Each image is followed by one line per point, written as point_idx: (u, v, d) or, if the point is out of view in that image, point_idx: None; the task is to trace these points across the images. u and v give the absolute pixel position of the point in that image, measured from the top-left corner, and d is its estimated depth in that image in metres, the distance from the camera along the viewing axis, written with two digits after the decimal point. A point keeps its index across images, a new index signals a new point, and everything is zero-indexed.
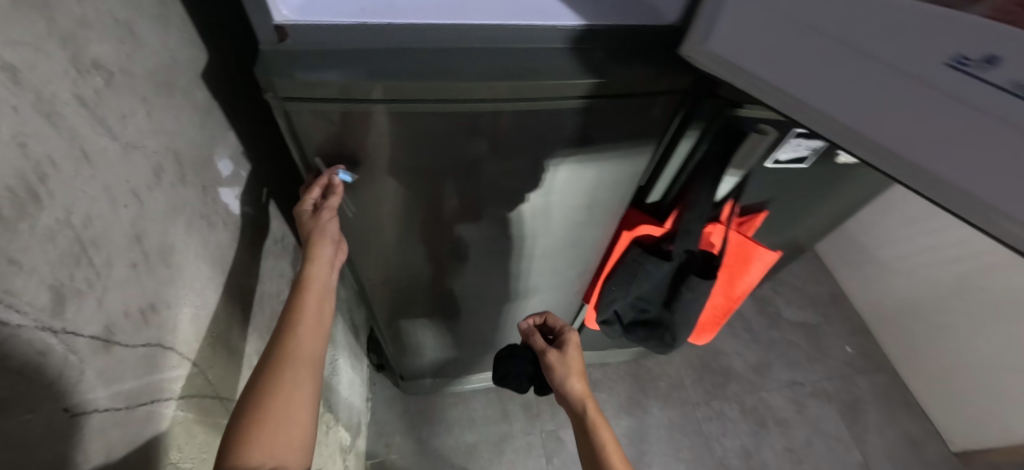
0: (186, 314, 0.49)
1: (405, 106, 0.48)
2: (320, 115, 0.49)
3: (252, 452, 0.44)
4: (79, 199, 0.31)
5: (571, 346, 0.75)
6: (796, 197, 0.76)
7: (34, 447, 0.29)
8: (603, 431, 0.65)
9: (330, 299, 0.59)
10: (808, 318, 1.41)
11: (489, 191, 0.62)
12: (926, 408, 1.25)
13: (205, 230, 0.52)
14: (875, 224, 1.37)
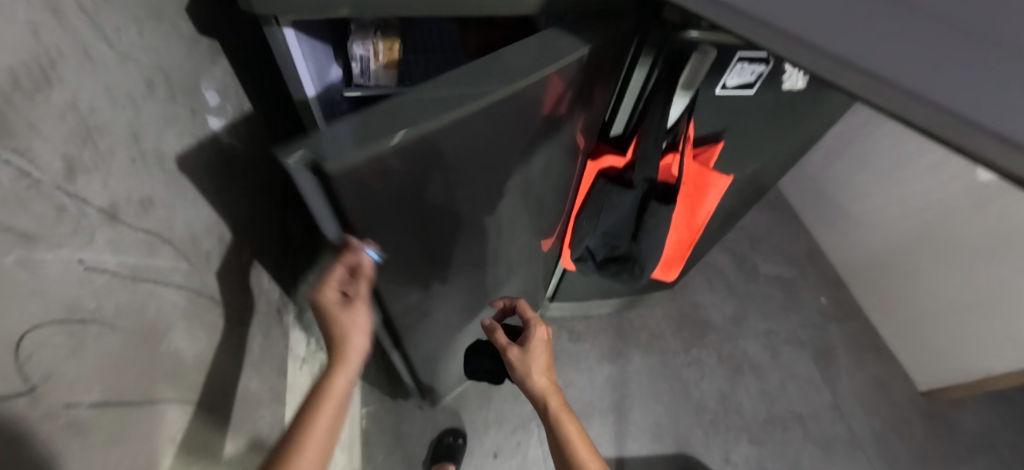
0: (183, 204, 0.48)
1: (453, 117, 0.37)
2: (367, 166, 0.35)
3: None
4: (84, 90, 0.35)
5: (536, 341, 0.73)
6: (750, 126, 0.72)
7: (58, 289, 0.31)
8: (569, 429, 0.67)
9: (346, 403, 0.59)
10: (783, 271, 1.48)
11: (485, 192, 0.54)
12: (896, 352, 1.35)
13: (195, 149, 0.52)
14: (846, 179, 1.42)
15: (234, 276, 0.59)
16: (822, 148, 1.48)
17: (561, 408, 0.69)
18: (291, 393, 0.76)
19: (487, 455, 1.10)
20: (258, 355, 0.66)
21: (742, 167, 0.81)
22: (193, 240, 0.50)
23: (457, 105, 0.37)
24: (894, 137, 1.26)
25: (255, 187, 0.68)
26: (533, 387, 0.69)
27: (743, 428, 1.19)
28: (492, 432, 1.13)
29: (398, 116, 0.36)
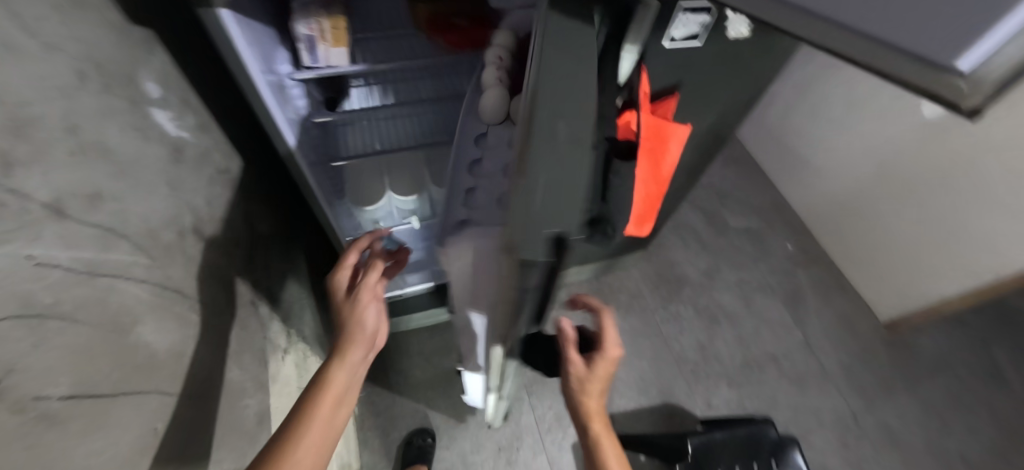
0: (138, 198, 0.48)
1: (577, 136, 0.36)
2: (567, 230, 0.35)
3: None
4: (7, 82, 0.33)
5: (601, 364, 0.63)
6: (702, 78, 0.75)
7: (10, 284, 0.31)
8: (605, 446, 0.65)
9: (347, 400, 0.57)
10: (750, 222, 1.54)
11: None
12: (859, 289, 1.44)
13: (141, 142, 0.51)
14: (803, 129, 1.48)
15: (206, 269, 0.59)
16: (779, 101, 1.53)
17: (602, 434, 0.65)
18: (276, 386, 0.76)
19: (480, 426, 1.11)
20: (239, 348, 0.66)
21: (700, 116, 0.84)
22: (152, 234, 0.49)
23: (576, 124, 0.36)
24: (844, 84, 1.32)
25: (216, 180, 0.67)
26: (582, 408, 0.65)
27: (722, 374, 1.26)
28: None
29: (555, 178, 0.34)
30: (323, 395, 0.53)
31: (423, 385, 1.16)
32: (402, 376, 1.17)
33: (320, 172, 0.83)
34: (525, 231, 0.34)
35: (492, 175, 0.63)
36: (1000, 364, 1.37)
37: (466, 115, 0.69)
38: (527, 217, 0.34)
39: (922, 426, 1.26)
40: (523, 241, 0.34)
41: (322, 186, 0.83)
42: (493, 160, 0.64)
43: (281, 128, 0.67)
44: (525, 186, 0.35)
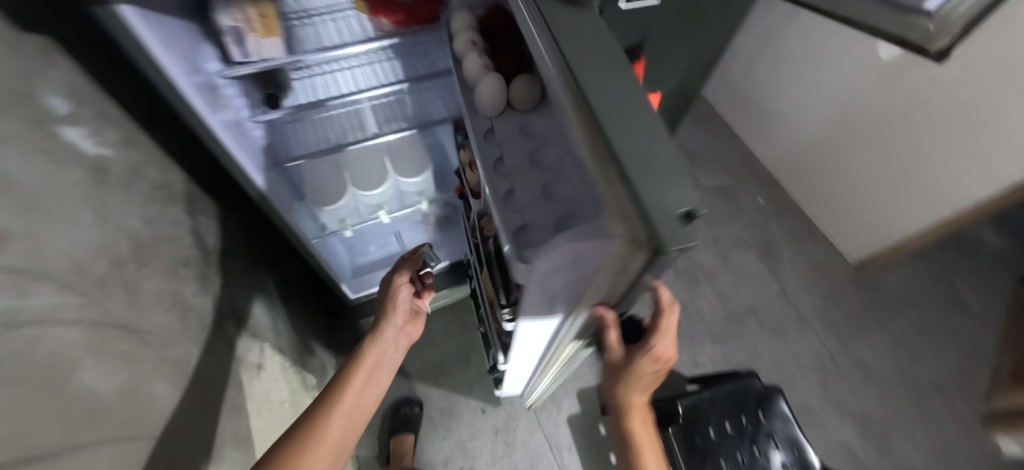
0: (59, 231, 0.41)
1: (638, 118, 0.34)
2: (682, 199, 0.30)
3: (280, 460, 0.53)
4: None
5: (645, 359, 0.55)
6: (664, 36, 0.71)
7: None
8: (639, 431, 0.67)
9: (378, 376, 0.71)
10: (721, 180, 1.56)
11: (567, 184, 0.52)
12: (828, 235, 1.49)
13: (55, 165, 0.43)
14: (767, 81, 1.48)
15: (161, 297, 0.54)
16: (744, 55, 1.53)
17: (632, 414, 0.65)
18: (257, 405, 0.73)
19: (475, 412, 1.12)
20: (212, 374, 0.62)
21: (665, 76, 0.82)
22: (78, 268, 0.42)
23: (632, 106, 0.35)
24: (805, 33, 1.31)
25: (157, 199, 0.60)
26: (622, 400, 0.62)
27: (705, 331, 1.29)
28: (477, 389, 1.15)
29: (638, 148, 0.32)
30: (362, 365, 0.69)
31: (414, 380, 1.15)
32: None
33: (274, 175, 0.77)
34: (636, 208, 0.30)
35: (525, 171, 0.54)
36: (961, 292, 1.46)
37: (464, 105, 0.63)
38: (628, 197, 0.31)
39: (892, 357, 1.34)
40: (636, 218, 0.30)
41: (276, 189, 0.77)
42: (516, 157, 0.56)
43: (218, 134, 0.60)
44: (608, 165, 0.33)
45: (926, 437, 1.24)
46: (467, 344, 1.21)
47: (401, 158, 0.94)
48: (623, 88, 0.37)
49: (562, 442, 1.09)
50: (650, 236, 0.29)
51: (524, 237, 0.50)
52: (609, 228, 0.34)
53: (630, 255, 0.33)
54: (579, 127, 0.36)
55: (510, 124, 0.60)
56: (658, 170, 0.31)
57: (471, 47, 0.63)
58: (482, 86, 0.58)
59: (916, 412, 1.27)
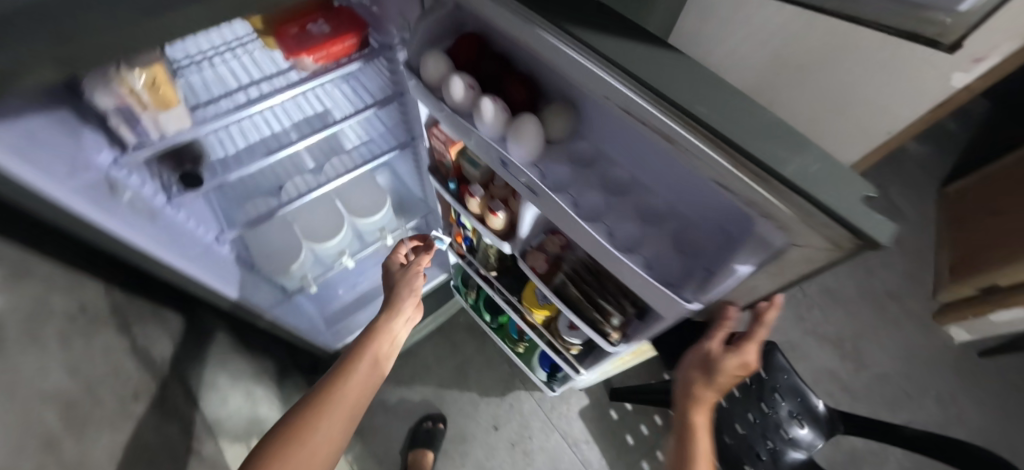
0: None
1: (764, 114, 0.29)
2: (855, 180, 0.26)
3: (282, 450, 0.54)
4: None
5: (733, 358, 0.51)
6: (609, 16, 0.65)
7: None
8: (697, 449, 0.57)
9: (384, 357, 0.71)
10: None
11: (655, 184, 0.48)
12: None
13: None
14: None
15: (120, 447, 0.45)
16: None
17: (700, 423, 0.56)
18: None
19: (488, 430, 1.10)
20: None
21: None
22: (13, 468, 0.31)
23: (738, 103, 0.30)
24: None
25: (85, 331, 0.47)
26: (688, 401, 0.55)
27: None
28: (484, 406, 1.13)
29: (796, 157, 0.27)
30: (371, 343, 0.69)
31: (418, 413, 1.11)
32: (388, 412, 1.11)
33: (204, 257, 0.65)
34: (825, 224, 0.26)
35: (609, 206, 0.49)
36: (896, 201, 1.59)
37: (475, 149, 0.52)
38: (806, 212, 0.26)
39: (853, 277, 1.46)
40: (827, 229, 0.26)
41: (212, 273, 0.66)
42: (585, 196, 0.49)
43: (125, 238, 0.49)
44: (772, 186, 0.27)
45: (891, 343, 1.37)
46: (463, 362, 1.18)
47: (354, 197, 0.88)
48: (726, 92, 0.31)
49: (578, 436, 1.11)
50: (853, 234, 0.25)
51: (660, 274, 0.45)
52: (788, 236, 0.31)
53: (825, 259, 0.29)
54: (706, 151, 0.29)
55: (554, 162, 0.51)
56: (825, 173, 0.26)
57: (472, 95, 0.48)
58: (521, 124, 0.46)
59: (879, 322, 1.40)
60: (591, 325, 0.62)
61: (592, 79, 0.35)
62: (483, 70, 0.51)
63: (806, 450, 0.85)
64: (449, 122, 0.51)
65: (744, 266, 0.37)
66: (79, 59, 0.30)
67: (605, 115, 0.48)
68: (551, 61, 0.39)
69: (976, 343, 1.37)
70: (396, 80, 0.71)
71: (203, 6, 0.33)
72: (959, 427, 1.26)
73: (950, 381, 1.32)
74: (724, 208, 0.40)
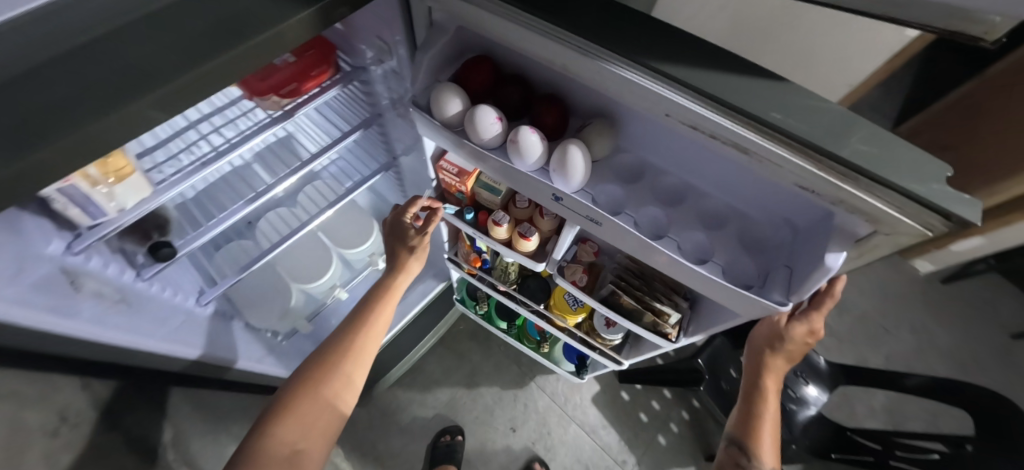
0: None
1: (847, 124, 0.32)
2: (935, 169, 0.30)
3: (278, 427, 0.56)
4: None
5: (800, 326, 0.53)
6: None
7: None
8: (768, 414, 0.60)
9: (379, 324, 0.67)
10: None
11: (704, 187, 0.49)
12: None
13: None
14: None
15: None
16: None
17: (770, 387, 0.60)
18: None
19: (507, 432, 1.11)
20: None
21: None
22: None
23: (812, 119, 0.31)
24: None
25: None
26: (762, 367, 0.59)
27: None
28: (498, 409, 1.13)
29: (876, 151, 0.31)
30: (378, 301, 0.67)
31: (434, 429, 1.10)
32: (403, 432, 1.09)
33: (186, 326, 0.64)
34: (917, 211, 0.30)
35: (671, 216, 0.49)
36: None
37: (508, 177, 0.49)
38: (893, 202, 0.31)
39: None
40: (917, 216, 0.30)
41: (193, 337, 0.64)
42: (645, 213, 0.48)
43: (101, 335, 0.46)
44: (859, 182, 0.31)
45: (867, 283, 1.46)
46: (471, 370, 1.17)
47: (336, 228, 0.87)
48: (799, 94, 0.33)
49: (595, 424, 1.14)
50: (944, 216, 0.29)
51: (738, 277, 0.45)
52: (872, 225, 0.34)
53: (909, 243, 0.33)
54: (786, 156, 0.33)
55: (603, 184, 0.49)
56: (914, 171, 0.30)
57: (501, 131, 0.45)
58: (567, 153, 0.43)
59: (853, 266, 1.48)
60: (649, 329, 0.61)
61: (655, 99, 0.36)
62: (508, 101, 0.47)
63: (813, 405, 0.96)
64: (473, 156, 0.49)
65: (839, 253, 0.36)
66: (33, 173, 0.27)
67: (650, 126, 0.47)
68: (603, 83, 0.39)
69: (940, 272, 1.48)
70: (373, 102, 0.69)
71: (167, 92, 0.30)
72: (933, 352, 1.37)
73: (921, 311, 1.43)
74: (796, 207, 0.42)
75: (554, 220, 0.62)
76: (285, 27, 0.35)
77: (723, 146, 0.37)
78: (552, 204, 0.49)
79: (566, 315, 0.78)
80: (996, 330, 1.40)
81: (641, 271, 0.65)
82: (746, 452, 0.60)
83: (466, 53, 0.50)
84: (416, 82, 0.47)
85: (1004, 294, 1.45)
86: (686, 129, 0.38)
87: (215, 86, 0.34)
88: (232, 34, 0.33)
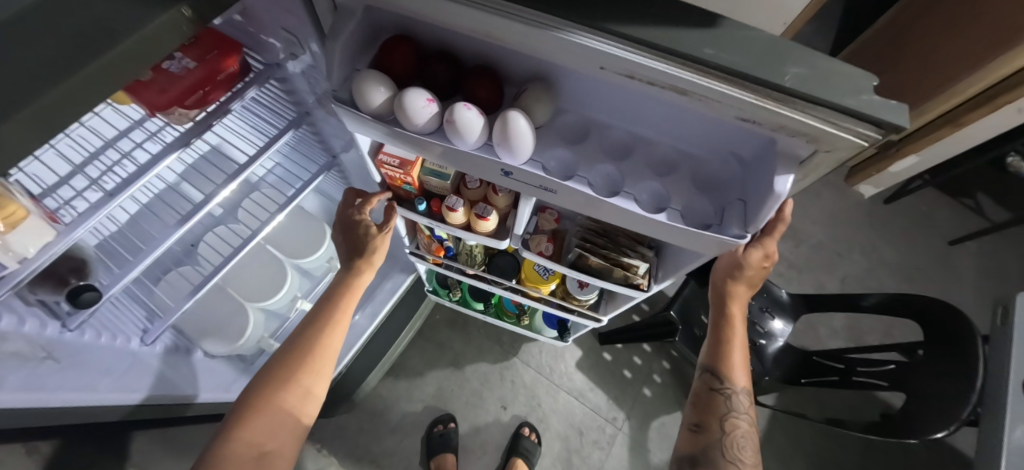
0: None
1: (777, 49, 0.31)
2: (861, 80, 0.31)
3: (240, 435, 0.53)
4: None
5: (756, 252, 0.55)
6: None
7: None
8: (738, 336, 0.63)
9: (341, 327, 0.65)
10: None
11: (649, 138, 0.48)
12: None
13: None
14: None
15: None
16: None
17: (736, 313, 0.63)
18: None
19: (498, 409, 1.13)
20: None
21: None
22: None
23: (743, 50, 0.31)
24: None
25: None
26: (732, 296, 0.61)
27: None
28: (487, 390, 1.15)
29: (806, 72, 0.30)
30: (341, 300, 0.64)
31: (427, 420, 1.10)
32: (395, 430, 1.09)
33: (133, 370, 0.62)
34: (851, 124, 0.31)
35: (625, 168, 0.47)
36: None
37: (447, 156, 0.45)
38: (829, 117, 0.31)
39: None
40: (855, 127, 0.31)
41: (138, 380, 0.62)
42: (598, 172, 0.45)
43: (33, 399, 0.46)
44: (794, 105, 0.31)
45: (817, 213, 1.54)
46: (455, 357, 1.17)
47: (286, 240, 0.83)
48: (730, 27, 0.32)
49: (582, 388, 1.17)
50: (878, 125, 0.30)
51: (696, 219, 0.44)
52: (812, 146, 0.35)
53: (847, 155, 0.34)
54: (725, 91, 0.32)
55: (551, 149, 0.47)
56: (847, 87, 0.30)
57: (435, 114, 0.42)
58: (508, 122, 0.40)
59: (804, 200, 1.55)
60: (621, 283, 0.61)
61: (585, 53, 0.34)
62: (435, 80, 0.43)
63: (779, 337, 1.03)
64: (408, 143, 0.45)
65: (786, 175, 0.36)
66: None
67: (587, 81, 0.43)
68: (531, 44, 0.36)
69: (882, 194, 1.57)
70: (297, 99, 0.63)
71: (41, 108, 0.25)
72: (881, 267, 1.48)
73: (868, 232, 1.52)
74: (737, 139, 0.42)
75: (509, 195, 0.60)
76: (184, 12, 0.29)
77: (661, 92, 0.36)
78: (503, 180, 0.47)
79: (537, 286, 0.78)
80: (935, 240, 1.51)
81: (605, 227, 0.64)
82: (718, 376, 0.62)
83: (381, 33, 0.45)
84: (332, 75, 0.42)
85: (940, 205, 1.56)
86: (622, 80, 0.37)
87: (104, 93, 0.28)
88: (116, 26, 0.27)
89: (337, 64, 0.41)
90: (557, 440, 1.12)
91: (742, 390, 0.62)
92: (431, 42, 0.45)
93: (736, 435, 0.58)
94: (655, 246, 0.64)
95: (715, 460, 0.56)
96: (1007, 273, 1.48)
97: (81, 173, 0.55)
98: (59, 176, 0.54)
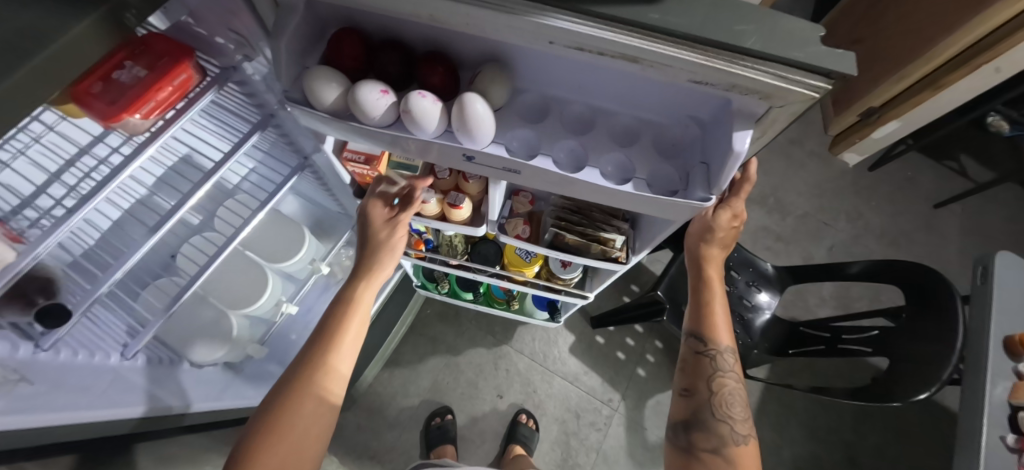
0: None
1: (726, 11, 0.31)
2: (804, 33, 0.30)
3: (269, 437, 0.49)
4: None
5: (726, 213, 0.58)
6: None
7: None
8: (717, 296, 0.64)
9: (367, 310, 0.62)
10: None
11: (611, 113, 0.47)
12: None
13: None
14: None
15: None
16: None
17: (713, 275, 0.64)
18: None
19: (494, 398, 1.14)
20: None
21: None
22: None
23: (690, 14, 0.30)
24: None
25: None
26: (710, 257, 0.63)
27: None
28: (482, 380, 1.16)
29: (752, 28, 0.30)
30: (360, 283, 0.61)
31: (423, 413, 1.12)
32: (394, 425, 1.11)
33: (115, 383, 0.62)
34: (801, 76, 0.30)
35: (588, 142, 0.46)
36: None
37: (405, 143, 0.44)
38: (780, 72, 0.30)
39: None
40: (805, 81, 0.30)
41: (133, 394, 0.64)
42: (561, 148, 0.45)
43: (32, 420, 0.46)
44: (745, 63, 0.30)
45: (803, 184, 1.54)
46: (449, 351, 1.18)
47: (265, 239, 0.82)
48: None
49: (576, 372, 1.18)
50: (826, 75, 0.29)
51: (662, 187, 0.44)
52: (766, 103, 0.34)
53: (799, 109, 0.34)
54: (677, 56, 0.31)
55: (513, 129, 0.46)
56: (793, 44, 0.30)
57: (391, 104, 0.41)
58: (465, 106, 0.39)
59: (789, 172, 1.55)
60: (599, 258, 0.62)
61: (530, 27, 0.32)
62: (387, 70, 0.42)
63: (766, 310, 1.04)
64: (370, 138, 0.44)
65: (743, 134, 0.35)
66: None
67: (541, 59, 0.42)
68: (472, 24, 0.35)
69: (867, 161, 1.57)
70: (260, 102, 0.62)
71: None
72: (867, 233, 1.49)
73: (853, 200, 1.53)
74: (695, 104, 0.42)
75: (480, 182, 0.60)
76: (113, 13, 0.28)
77: (612, 61, 0.35)
78: (467, 165, 0.46)
79: (520, 271, 0.78)
80: (919, 203, 1.52)
81: (580, 203, 0.63)
82: (703, 339, 0.62)
83: (329, 22, 0.44)
84: (282, 75, 0.41)
85: (924, 169, 1.57)
86: (572, 52, 0.35)
87: (33, 98, 0.27)
88: (44, 19, 0.25)
89: (286, 62, 0.40)
90: (555, 424, 1.13)
91: (727, 349, 0.62)
92: (381, 32, 0.44)
93: (724, 393, 0.60)
94: (630, 219, 0.64)
95: (707, 421, 0.58)
96: (990, 232, 1.50)
97: (46, 193, 0.53)
98: (22, 198, 0.52)
